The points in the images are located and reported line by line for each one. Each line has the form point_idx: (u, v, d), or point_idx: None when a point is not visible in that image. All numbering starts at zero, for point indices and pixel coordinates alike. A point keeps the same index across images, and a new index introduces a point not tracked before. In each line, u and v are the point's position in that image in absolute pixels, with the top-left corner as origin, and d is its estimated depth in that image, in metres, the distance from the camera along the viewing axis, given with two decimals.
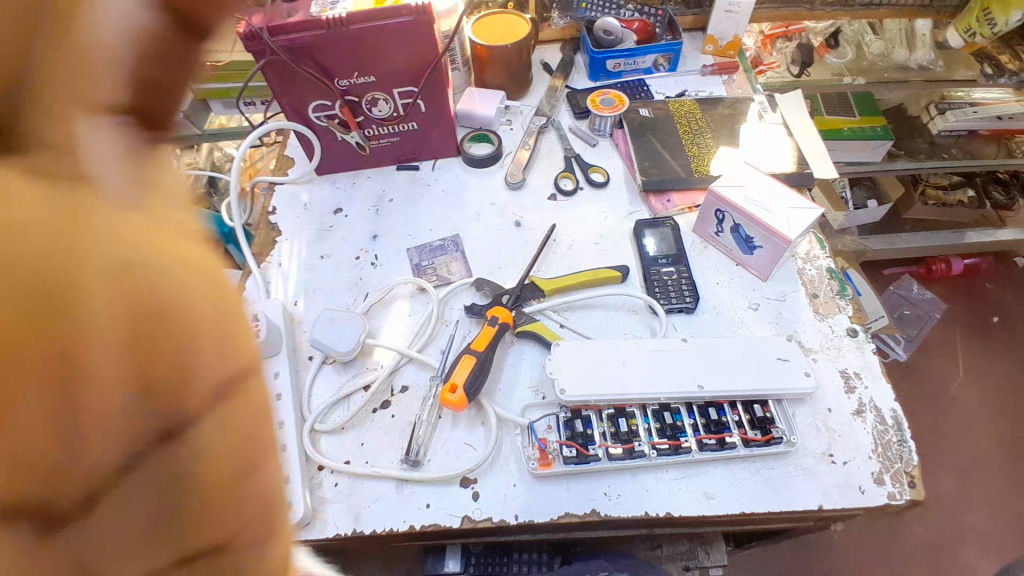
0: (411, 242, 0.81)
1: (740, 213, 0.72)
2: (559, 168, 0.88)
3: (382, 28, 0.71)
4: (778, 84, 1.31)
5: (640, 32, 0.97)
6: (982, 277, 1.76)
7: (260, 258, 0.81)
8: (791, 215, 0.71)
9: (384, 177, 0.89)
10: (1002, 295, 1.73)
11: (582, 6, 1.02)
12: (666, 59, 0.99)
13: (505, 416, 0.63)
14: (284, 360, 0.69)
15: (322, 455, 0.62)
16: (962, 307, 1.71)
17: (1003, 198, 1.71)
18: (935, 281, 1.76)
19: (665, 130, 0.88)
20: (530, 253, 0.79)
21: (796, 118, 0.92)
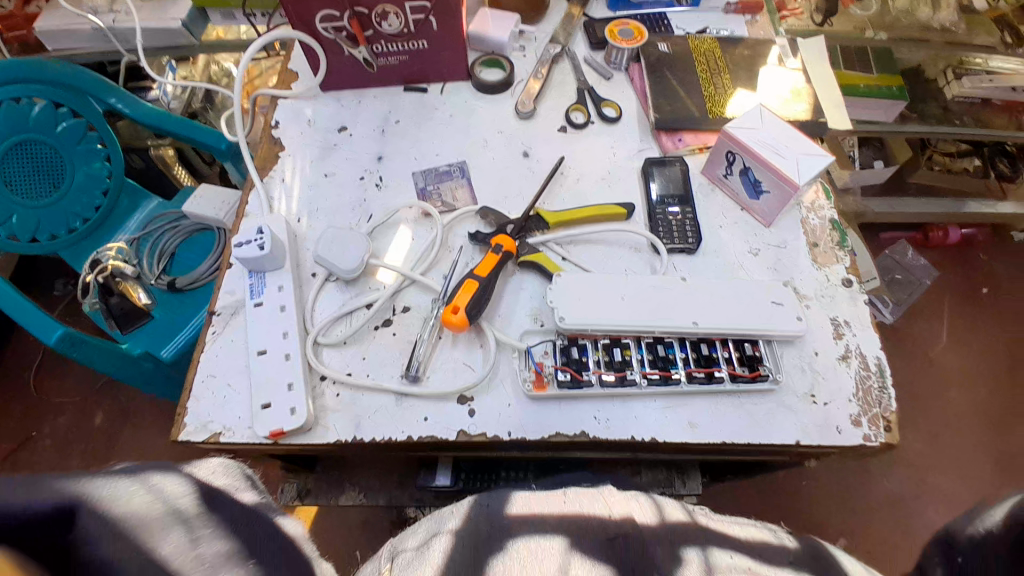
0: (416, 166, 0.80)
1: (751, 155, 0.71)
2: (571, 100, 0.86)
3: None
4: (801, 31, 1.25)
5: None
6: (976, 248, 1.78)
7: (263, 173, 0.80)
8: (801, 161, 0.70)
9: (391, 98, 0.87)
10: (993, 267, 1.76)
11: None
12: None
13: (504, 340, 0.65)
14: (287, 274, 0.69)
15: (323, 367, 0.64)
16: (953, 276, 1.73)
17: (1007, 170, 1.71)
18: (929, 248, 1.78)
19: (682, 68, 0.85)
20: (536, 184, 0.78)
21: (816, 65, 0.90)
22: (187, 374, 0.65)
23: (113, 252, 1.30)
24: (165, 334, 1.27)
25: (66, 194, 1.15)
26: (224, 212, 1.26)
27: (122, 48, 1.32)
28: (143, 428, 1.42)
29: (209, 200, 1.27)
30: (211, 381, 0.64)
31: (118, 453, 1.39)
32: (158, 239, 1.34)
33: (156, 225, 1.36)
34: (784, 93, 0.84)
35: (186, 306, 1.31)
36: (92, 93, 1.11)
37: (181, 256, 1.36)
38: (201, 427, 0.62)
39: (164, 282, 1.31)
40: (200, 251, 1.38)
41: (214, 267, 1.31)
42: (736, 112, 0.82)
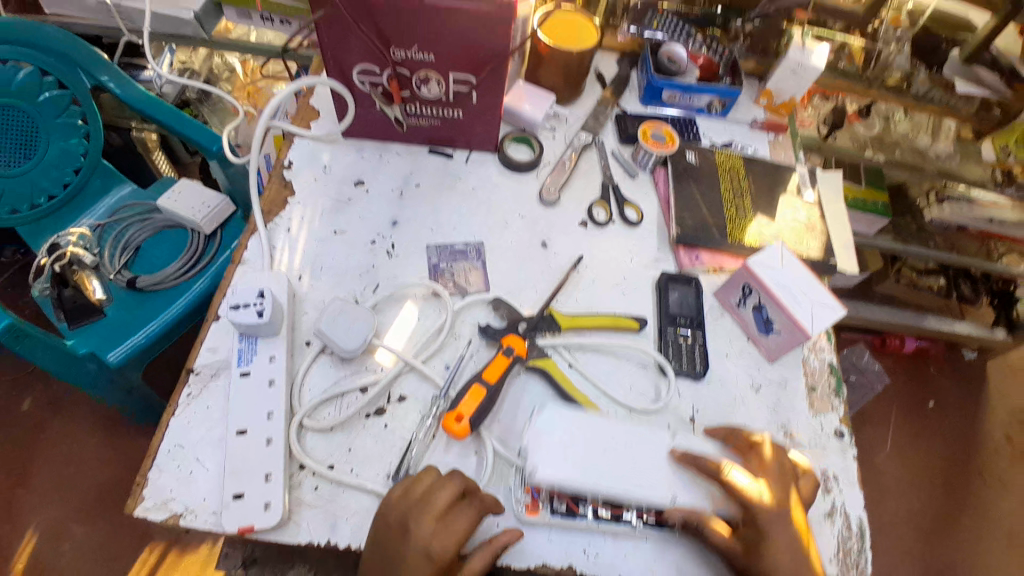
0: (431, 238, 0.77)
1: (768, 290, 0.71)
2: (595, 194, 0.85)
3: (458, 11, 0.64)
4: (805, 140, 1.28)
5: (704, 68, 0.92)
6: (928, 361, 1.86)
7: (267, 217, 0.76)
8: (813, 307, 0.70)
9: (414, 158, 0.83)
10: (940, 379, 1.84)
11: (652, 24, 0.91)
12: (721, 103, 0.94)
13: (502, 454, 0.62)
14: (281, 343, 0.65)
15: (308, 453, 0.60)
16: (903, 385, 1.81)
17: (969, 293, 1.74)
18: (886, 353, 1.84)
19: (707, 183, 0.85)
20: (552, 280, 0.77)
21: (830, 199, 0.92)
22: (154, 440, 0.59)
23: (74, 237, 1.21)
24: (117, 331, 1.16)
25: (35, 167, 1.07)
26: (197, 214, 1.19)
27: (125, 27, 1.26)
28: (74, 422, 1.30)
29: (187, 197, 1.20)
30: (178, 453, 0.59)
31: (39, 448, 1.27)
32: (125, 230, 1.24)
33: (123, 214, 1.26)
34: (798, 227, 0.85)
35: (144, 306, 1.19)
36: (82, 64, 1.04)
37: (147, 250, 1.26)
38: (160, 505, 0.56)
39: (125, 277, 1.20)
40: (168, 250, 1.27)
41: (183, 269, 1.22)
42: (755, 238, 0.82)
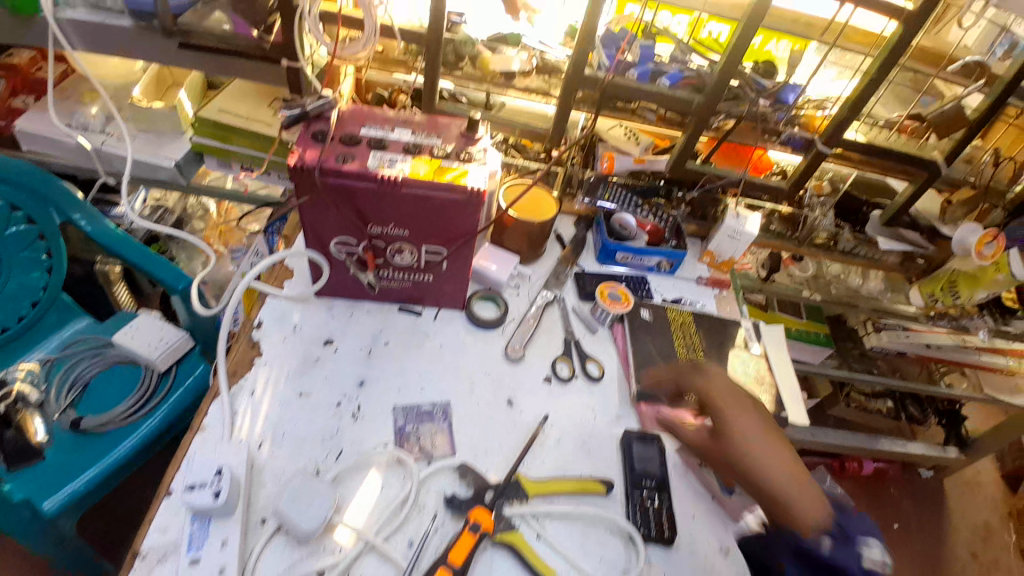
0: (398, 398, 0.78)
1: (751, 440, 0.70)
2: (558, 349, 0.89)
3: (431, 197, 0.70)
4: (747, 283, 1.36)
5: (651, 234, 1.02)
6: (887, 482, 1.89)
7: (232, 379, 0.76)
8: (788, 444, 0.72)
9: (384, 316, 0.86)
10: (903, 504, 1.85)
11: (603, 195, 1.03)
12: (668, 263, 1.03)
13: None
14: (235, 526, 0.62)
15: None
16: (867, 510, 1.81)
17: (917, 413, 1.81)
18: (846, 477, 1.86)
19: (660, 338, 0.91)
20: (518, 441, 0.77)
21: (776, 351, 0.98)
22: None
23: (20, 373, 1.13)
24: (54, 479, 1.03)
25: None
26: (154, 351, 1.13)
27: (103, 170, 1.28)
28: None
29: (143, 332, 1.15)
30: None
31: None
32: (73, 366, 1.16)
33: (71, 349, 1.19)
34: (747, 379, 0.90)
35: (88, 449, 1.08)
36: (56, 203, 1.06)
37: (95, 387, 1.17)
38: None
39: (69, 417, 1.10)
40: (120, 386, 1.19)
41: (134, 407, 1.12)
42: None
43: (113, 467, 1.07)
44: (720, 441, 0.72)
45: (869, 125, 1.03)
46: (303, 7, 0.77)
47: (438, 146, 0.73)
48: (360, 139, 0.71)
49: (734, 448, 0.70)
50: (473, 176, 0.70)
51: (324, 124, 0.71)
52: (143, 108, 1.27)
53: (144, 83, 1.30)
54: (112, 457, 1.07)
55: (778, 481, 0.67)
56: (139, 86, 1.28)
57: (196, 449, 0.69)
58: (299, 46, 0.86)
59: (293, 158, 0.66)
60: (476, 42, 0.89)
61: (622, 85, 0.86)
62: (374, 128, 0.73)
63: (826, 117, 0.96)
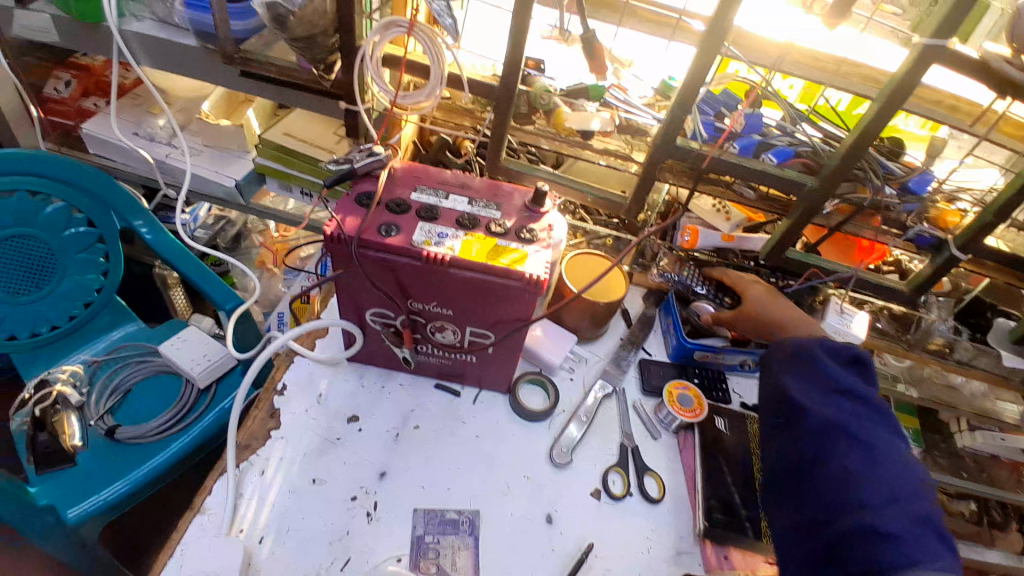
0: (422, 500, 0.67)
1: (862, 469, 0.58)
2: (612, 456, 0.76)
3: (484, 280, 0.60)
4: None
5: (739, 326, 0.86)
6: None
7: (241, 454, 0.68)
8: (920, 484, 0.57)
9: (418, 393, 0.76)
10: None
11: (683, 272, 0.89)
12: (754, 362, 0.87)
13: None
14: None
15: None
16: None
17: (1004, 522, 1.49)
18: None
19: (737, 457, 0.76)
20: (555, 572, 0.65)
21: None
22: None
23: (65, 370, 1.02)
24: (82, 486, 0.90)
25: (43, 298, 0.98)
26: (195, 367, 0.98)
27: (162, 181, 1.25)
28: None
29: (192, 346, 1.01)
30: None
31: None
32: (117, 371, 1.04)
33: (117, 352, 1.06)
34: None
35: (117, 463, 0.94)
36: (117, 207, 1.00)
37: (137, 396, 1.04)
38: None
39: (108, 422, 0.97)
40: (159, 401, 1.04)
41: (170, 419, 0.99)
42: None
43: (139, 485, 0.93)
44: (819, 463, 0.60)
45: (1008, 227, 0.93)
46: (366, 49, 0.70)
47: (498, 221, 0.64)
48: (410, 205, 0.63)
49: (835, 474, 0.58)
50: (533, 262, 0.60)
51: (370, 186, 0.64)
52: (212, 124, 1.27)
53: (216, 99, 1.29)
54: (140, 474, 0.94)
55: (893, 522, 0.54)
56: (209, 102, 1.28)
57: (190, 536, 0.61)
58: (362, 88, 0.78)
59: (331, 225, 0.59)
60: (554, 95, 0.80)
61: (719, 162, 0.74)
62: (427, 193, 0.65)
63: (963, 214, 0.84)
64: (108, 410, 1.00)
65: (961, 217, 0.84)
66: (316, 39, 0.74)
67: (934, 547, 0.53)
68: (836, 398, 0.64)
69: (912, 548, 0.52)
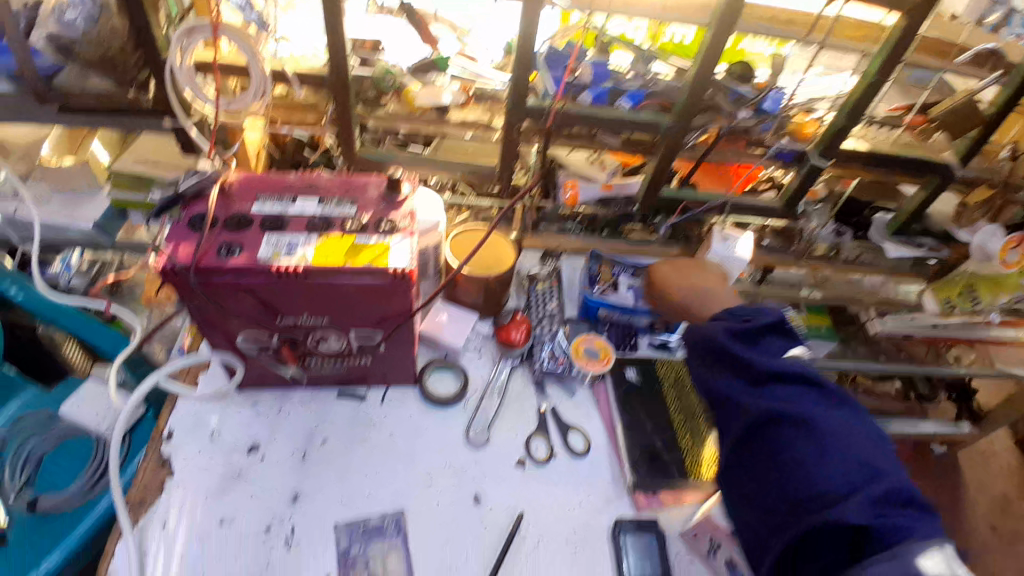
0: (341, 513, 0.66)
1: (814, 455, 0.55)
2: (530, 424, 0.76)
3: (345, 284, 0.58)
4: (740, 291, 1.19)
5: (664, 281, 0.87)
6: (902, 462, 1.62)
7: (139, 513, 0.64)
8: (870, 453, 0.55)
9: (321, 406, 0.74)
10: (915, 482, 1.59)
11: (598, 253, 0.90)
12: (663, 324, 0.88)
13: None
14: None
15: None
16: None
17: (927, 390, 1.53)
18: None
19: (648, 398, 0.79)
20: (487, 550, 0.66)
21: None
22: None
23: None
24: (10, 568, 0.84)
25: None
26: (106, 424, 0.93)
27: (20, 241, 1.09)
28: None
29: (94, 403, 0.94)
30: None
31: None
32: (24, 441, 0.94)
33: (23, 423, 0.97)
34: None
35: (42, 539, 0.87)
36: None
37: (53, 463, 0.95)
38: None
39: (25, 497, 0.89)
40: (75, 466, 0.93)
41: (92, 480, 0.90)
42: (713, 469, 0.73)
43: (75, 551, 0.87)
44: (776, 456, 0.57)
45: (868, 125, 0.98)
46: (173, 63, 0.63)
47: (353, 217, 0.61)
48: (252, 219, 0.59)
49: (791, 464, 0.56)
50: (396, 254, 0.58)
51: (204, 207, 0.60)
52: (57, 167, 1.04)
53: (53, 135, 1.04)
54: (73, 539, 0.87)
55: (855, 507, 0.50)
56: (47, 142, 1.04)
57: None
58: (190, 103, 0.72)
59: (161, 260, 0.56)
60: (400, 76, 0.76)
61: (573, 114, 0.73)
62: (270, 202, 0.61)
63: (820, 121, 0.87)
64: (25, 483, 0.91)
65: (818, 124, 0.87)
66: (114, 61, 0.68)
67: (909, 519, 0.49)
68: (769, 385, 0.61)
69: (893, 536, 0.48)
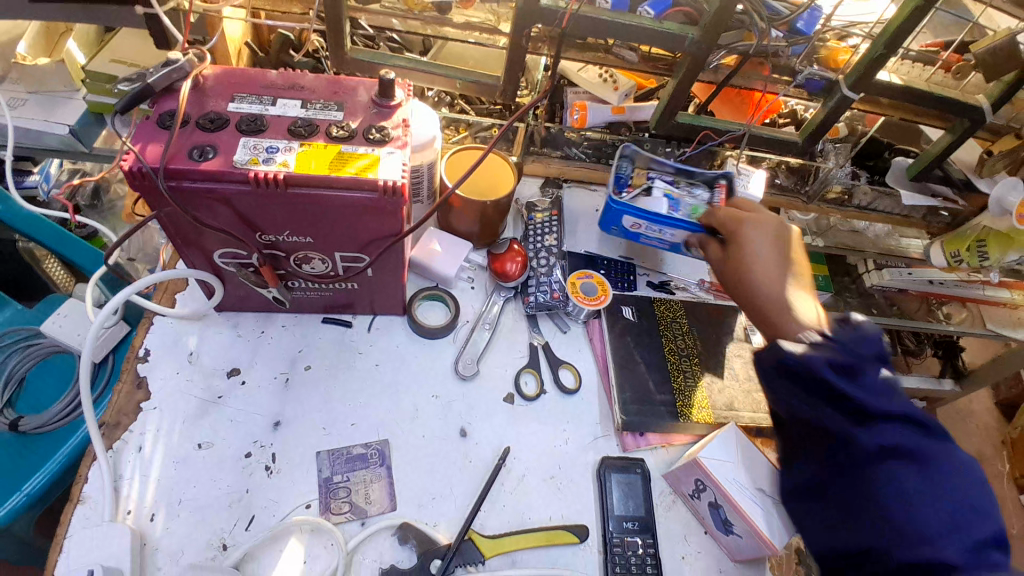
0: (324, 441, 0.63)
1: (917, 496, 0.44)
2: (522, 359, 0.73)
3: (329, 196, 0.52)
4: None
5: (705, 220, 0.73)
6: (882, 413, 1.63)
7: (112, 434, 0.61)
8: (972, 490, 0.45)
9: (303, 331, 0.70)
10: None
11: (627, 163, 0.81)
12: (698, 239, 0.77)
13: None
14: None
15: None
16: None
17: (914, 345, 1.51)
18: None
19: (643, 337, 0.76)
20: (475, 483, 0.64)
21: None
22: None
23: None
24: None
25: None
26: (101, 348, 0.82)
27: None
28: None
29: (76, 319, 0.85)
30: None
31: None
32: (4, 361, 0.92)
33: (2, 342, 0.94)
34: (748, 388, 0.75)
35: (30, 456, 0.85)
36: None
37: (34, 383, 0.93)
38: None
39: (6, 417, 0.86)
40: (57, 382, 0.94)
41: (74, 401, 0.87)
42: (705, 411, 0.71)
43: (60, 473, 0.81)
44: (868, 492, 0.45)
45: (902, 59, 0.90)
46: None
47: (340, 123, 0.55)
48: (228, 118, 0.53)
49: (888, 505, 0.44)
50: (387, 166, 0.52)
51: (174, 103, 0.54)
52: (32, 68, 0.88)
53: (27, 33, 0.86)
54: (57, 461, 0.82)
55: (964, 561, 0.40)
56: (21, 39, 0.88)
57: (72, 528, 0.56)
58: None
59: (127, 159, 0.49)
60: None
61: (587, 19, 0.65)
62: (248, 101, 0.55)
63: (853, 49, 0.79)
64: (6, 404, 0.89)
65: (851, 51, 0.80)
66: None
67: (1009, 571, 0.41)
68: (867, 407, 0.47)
69: None
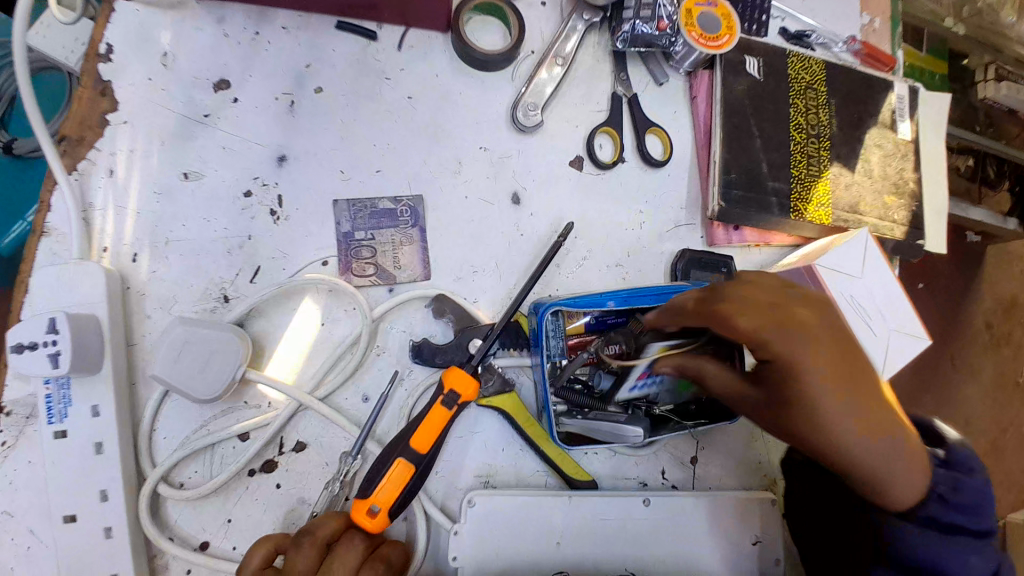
0: (342, 188, 0.50)
1: None
2: (599, 112, 0.56)
3: None
4: None
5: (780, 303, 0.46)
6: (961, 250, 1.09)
7: (76, 153, 0.47)
8: None
9: (313, 41, 0.52)
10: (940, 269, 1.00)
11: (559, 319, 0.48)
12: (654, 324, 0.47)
13: (436, 521, 0.46)
14: (107, 389, 0.44)
15: (176, 527, 0.45)
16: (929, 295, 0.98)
17: None
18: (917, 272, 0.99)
19: (766, 104, 0.55)
20: (523, 260, 0.52)
21: (934, 137, 0.62)
22: None
23: None
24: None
25: None
26: (78, 64, 0.50)
27: None
28: None
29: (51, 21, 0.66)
30: (7, 525, 0.43)
31: None
32: None
33: None
34: (882, 188, 0.58)
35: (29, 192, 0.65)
36: None
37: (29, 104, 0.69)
38: None
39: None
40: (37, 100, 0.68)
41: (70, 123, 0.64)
42: (823, 209, 0.55)
43: None
44: None
45: None
46: None
47: None
48: None
49: None
50: None
51: None
52: None
53: None
54: None
55: None
56: None
57: (44, 261, 0.46)
58: None
59: None
60: None
61: None
62: None
63: None
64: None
65: None
66: None
67: None
68: None
69: None
